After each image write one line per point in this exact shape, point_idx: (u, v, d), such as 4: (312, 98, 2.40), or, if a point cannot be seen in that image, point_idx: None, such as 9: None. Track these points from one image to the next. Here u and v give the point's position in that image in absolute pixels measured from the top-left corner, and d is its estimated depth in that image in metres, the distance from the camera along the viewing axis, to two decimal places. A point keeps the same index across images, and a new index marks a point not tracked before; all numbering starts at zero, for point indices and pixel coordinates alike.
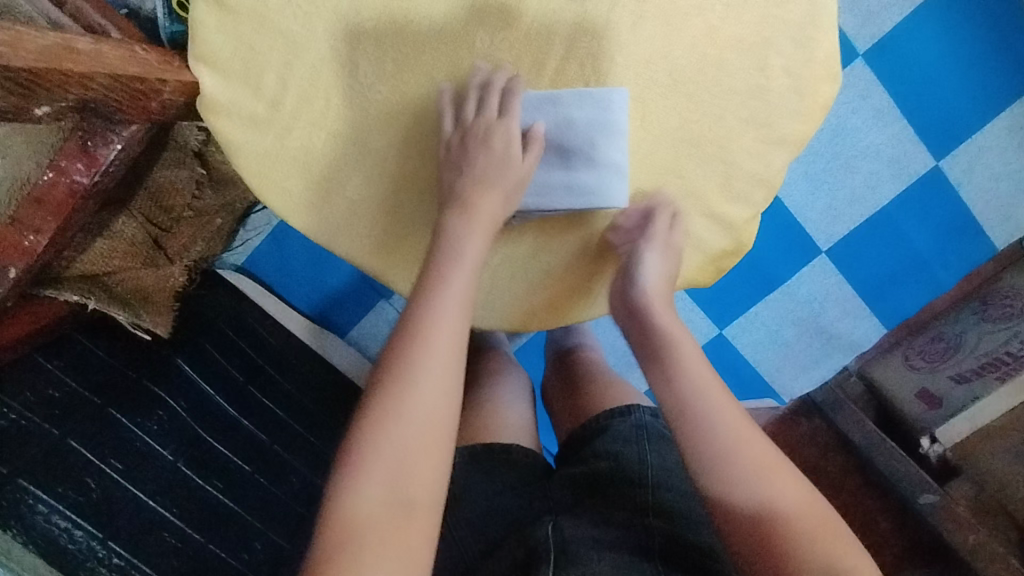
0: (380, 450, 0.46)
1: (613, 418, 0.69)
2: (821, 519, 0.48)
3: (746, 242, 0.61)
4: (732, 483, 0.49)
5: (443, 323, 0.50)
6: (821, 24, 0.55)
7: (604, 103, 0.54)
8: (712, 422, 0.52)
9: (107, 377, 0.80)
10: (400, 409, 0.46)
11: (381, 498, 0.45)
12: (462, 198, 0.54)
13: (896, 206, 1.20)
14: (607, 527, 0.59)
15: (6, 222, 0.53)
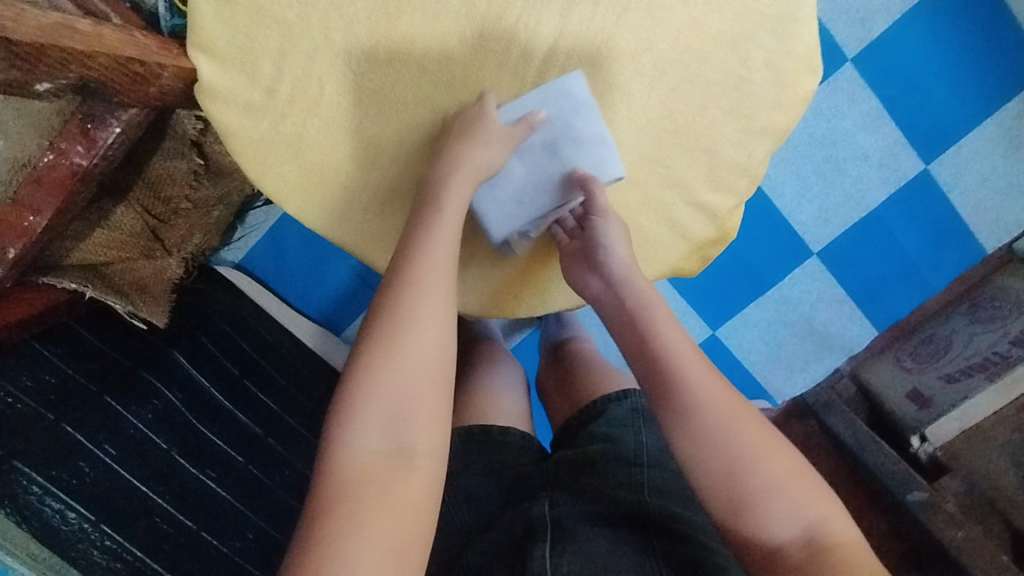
0: (374, 402, 0.48)
1: (610, 402, 0.71)
2: (798, 479, 0.50)
3: (729, 231, 0.63)
4: (705, 443, 0.50)
5: (429, 280, 0.52)
6: (800, 18, 0.57)
7: (565, 86, 0.55)
8: (694, 386, 0.52)
9: (102, 366, 0.81)
10: (391, 363, 0.48)
11: (377, 447, 0.47)
12: (442, 164, 0.55)
13: (886, 209, 1.23)
14: (601, 504, 0.60)
15: (7, 203, 0.54)
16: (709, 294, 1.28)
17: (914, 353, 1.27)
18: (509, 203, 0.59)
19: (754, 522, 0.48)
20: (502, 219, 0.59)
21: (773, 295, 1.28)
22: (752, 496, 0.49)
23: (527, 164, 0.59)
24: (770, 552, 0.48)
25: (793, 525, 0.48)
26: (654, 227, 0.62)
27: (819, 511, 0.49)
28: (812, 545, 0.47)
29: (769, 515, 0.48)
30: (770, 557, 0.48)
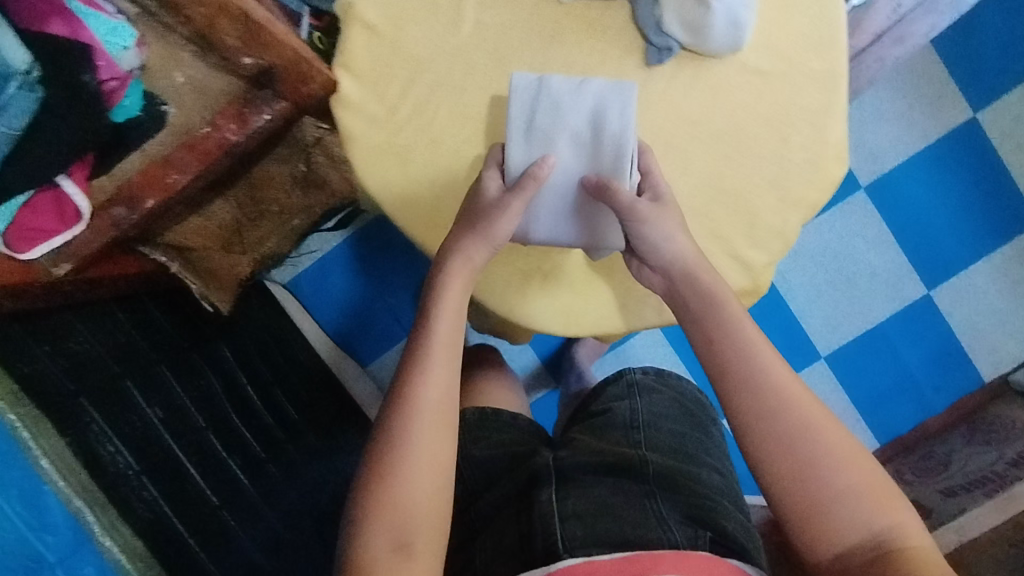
0: (382, 509, 0.56)
1: (608, 383, 0.84)
2: (881, 495, 0.55)
3: (761, 284, 0.72)
4: (779, 449, 0.56)
5: (426, 390, 0.60)
6: (834, 116, 0.69)
7: (519, 86, 0.65)
8: (770, 394, 0.58)
9: (164, 340, 0.87)
10: (397, 471, 0.57)
11: (386, 547, 0.55)
12: (437, 281, 0.65)
13: (891, 324, 1.33)
14: (601, 454, 0.70)
15: (159, 161, 0.63)
16: None
17: (913, 466, 1.30)
18: (575, 224, 0.67)
19: (825, 528, 0.54)
20: (586, 235, 0.68)
21: None
22: (824, 507, 0.55)
23: (563, 175, 0.66)
24: (836, 553, 0.54)
25: (860, 529, 0.54)
26: None
27: (889, 517, 0.54)
28: (875, 550, 0.53)
29: (837, 521, 0.54)
30: (835, 557, 0.54)
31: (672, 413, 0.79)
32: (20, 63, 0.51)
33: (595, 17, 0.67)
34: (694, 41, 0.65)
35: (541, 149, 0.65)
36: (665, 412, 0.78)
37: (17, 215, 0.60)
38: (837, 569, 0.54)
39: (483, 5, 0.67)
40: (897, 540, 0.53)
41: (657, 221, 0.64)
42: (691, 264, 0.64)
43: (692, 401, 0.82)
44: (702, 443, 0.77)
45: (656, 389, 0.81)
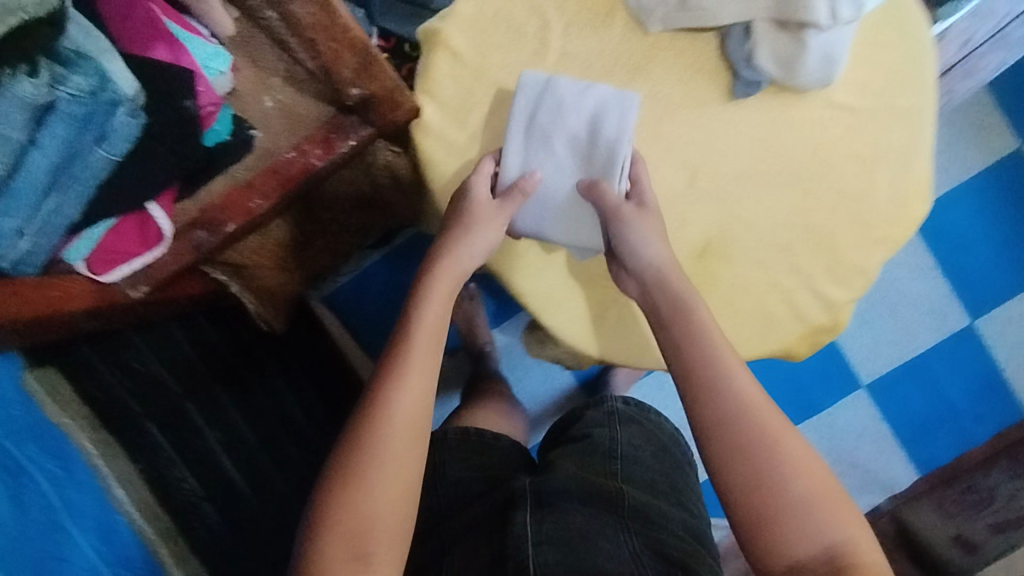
0: (343, 515, 0.52)
1: (586, 408, 0.81)
2: (831, 501, 0.53)
3: (840, 321, 0.71)
4: (739, 452, 0.54)
5: (400, 392, 0.57)
6: (920, 154, 0.69)
7: (526, 84, 0.65)
8: (736, 406, 0.56)
9: (219, 359, 0.83)
10: (363, 477, 0.53)
11: (344, 557, 0.51)
12: (421, 289, 0.64)
13: (934, 354, 1.31)
14: (584, 483, 0.66)
15: (241, 185, 0.63)
16: None
17: (955, 500, 1.30)
18: (560, 224, 0.67)
19: (778, 539, 0.52)
20: (568, 236, 0.67)
21: (821, 422, 1.32)
22: (782, 520, 0.52)
23: (557, 174, 0.67)
24: (789, 566, 0.51)
25: (813, 543, 0.51)
26: (775, 305, 0.70)
27: (846, 531, 0.52)
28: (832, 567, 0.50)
29: (791, 532, 0.52)
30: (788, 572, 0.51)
31: (649, 448, 0.76)
32: (132, 92, 0.46)
33: (683, 50, 0.67)
34: (784, 75, 0.63)
35: (538, 145, 0.66)
36: (644, 446, 0.76)
37: (101, 238, 0.59)
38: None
39: (569, 35, 0.67)
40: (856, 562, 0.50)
41: (640, 224, 0.64)
42: (665, 271, 0.64)
43: (669, 438, 0.80)
44: (677, 484, 0.73)
45: (636, 422, 0.79)
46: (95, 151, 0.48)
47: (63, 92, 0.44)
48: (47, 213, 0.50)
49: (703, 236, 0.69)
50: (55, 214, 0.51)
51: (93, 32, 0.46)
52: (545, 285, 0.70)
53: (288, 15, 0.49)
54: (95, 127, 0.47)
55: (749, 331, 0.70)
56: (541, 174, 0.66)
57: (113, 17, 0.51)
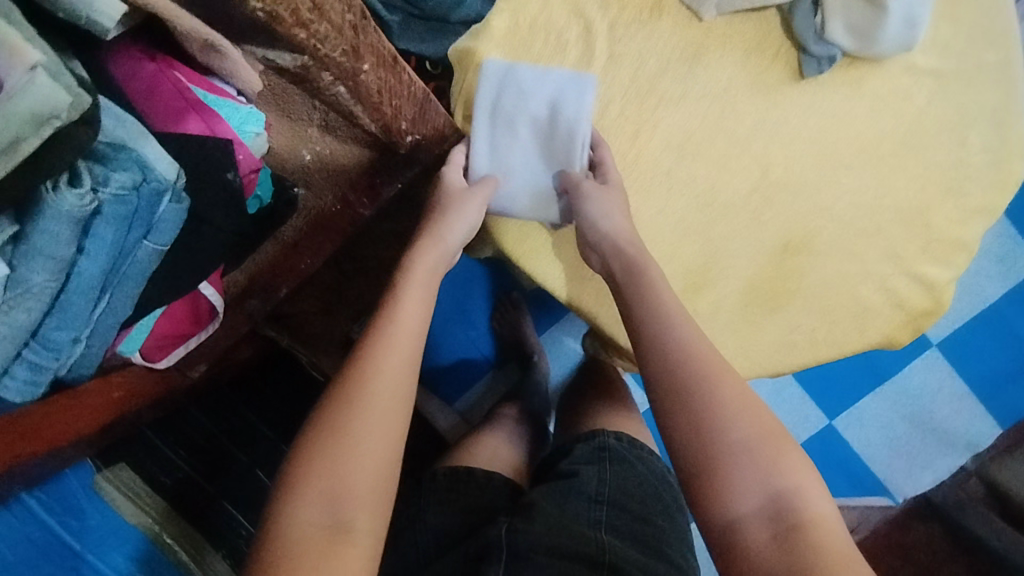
0: (316, 474, 0.44)
1: (577, 442, 0.76)
2: (772, 442, 0.47)
3: (944, 302, 0.66)
4: (680, 395, 0.49)
5: (384, 354, 0.50)
6: (1013, 112, 0.63)
7: (486, 73, 0.59)
8: (676, 350, 0.51)
9: (274, 412, 0.79)
10: (345, 433, 0.45)
11: (318, 524, 0.42)
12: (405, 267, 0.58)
13: (1005, 302, 1.25)
14: (561, 535, 0.61)
15: (289, 246, 0.59)
16: (828, 382, 1.26)
17: None
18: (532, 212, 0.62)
19: (723, 490, 0.46)
20: (536, 213, 0.62)
21: (893, 388, 1.27)
22: (727, 469, 0.46)
23: (524, 162, 0.61)
24: (728, 523, 0.45)
25: (758, 493, 0.45)
26: (871, 294, 0.64)
27: (792, 480, 0.45)
28: (779, 521, 0.43)
29: (732, 478, 0.46)
30: (728, 528, 0.45)
31: (642, 492, 0.69)
32: (174, 176, 0.42)
33: (743, 36, 0.61)
34: (859, 46, 0.58)
35: (502, 137, 0.60)
36: (635, 489, 0.69)
37: (154, 326, 0.54)
38: (730, 542, 0.45)
39: (616, 37, 0.61)
40: (808, 513, 0.44)
41: (605, 198, 0.58)
42: (628, 240, 0.57)
43: (663, 482, 0.73)
44: (666, 535, 0.66)
45: (627, 460, 0.73)
46: (142, 246, 0.45)
47: (106, 193, 0.39)
48: (100, 314, 0.46)
49: (786, 231, 0.63)
50: (108, 314, 0.47)
51: (128, 121, 0.42)
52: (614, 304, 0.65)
53: (358, 84, 0.39)
54: (142, 221, 0.43)
55: (843, 325, 0.65)
56: (510, 166, 0.61)
57: (136, 94, 0.46)
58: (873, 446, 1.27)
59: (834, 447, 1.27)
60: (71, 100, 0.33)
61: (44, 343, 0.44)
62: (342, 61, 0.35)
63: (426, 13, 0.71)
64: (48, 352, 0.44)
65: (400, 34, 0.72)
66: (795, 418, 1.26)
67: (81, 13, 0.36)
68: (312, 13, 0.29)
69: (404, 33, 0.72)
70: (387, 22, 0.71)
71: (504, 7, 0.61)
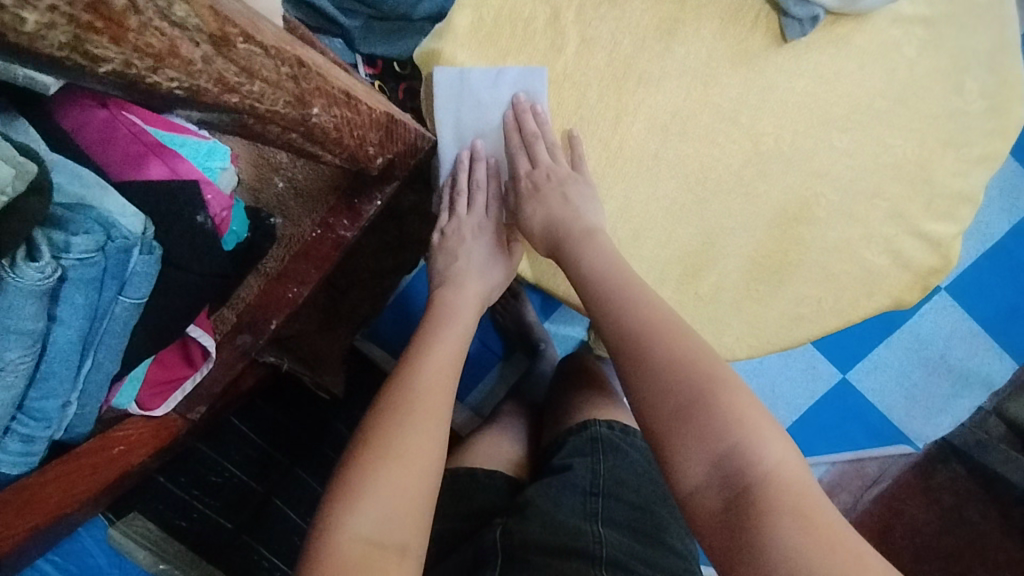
0: (367, 491, 0.45)
1: (570, 433, 0.75)
2: (710, 387, 0.46)
3: (952, 258, 0.63)
4: (636, 367, 0.49)
5: (428, 389, 0.51)
6: (1010, 52, 0.60)
7: (440, 83, 0.58)
8: (636, 326, 0.51)
9: (285, 436, 0.79)
10: (394, 448, 0.47)
11: (372, 538, 0.43)
12: (441, 309, 0.60)
13: (1010, 238, 1.23)
14: (557, 532, 0.61)
15: (275, 277, 0.57)
16: (841, 339, 1.25)
17: None
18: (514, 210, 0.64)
19: (673, 462, 0.46)
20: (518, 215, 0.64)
21: (904, 335, 1.25)
22: (678, 434, 0.46)
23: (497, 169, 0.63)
24: (689, 492, 0.46)
25: (703, 459, 0.44)
26: (875, 257, 0.62)
27: (739, 433, 0.44)
28: (728, 488, 0.43)
29: (681, 445, 0.45)
30: (687, 498, 0.45)
31: (638, 481, 0.69)
32: (140, 228, 0.40)
33: (719, 5, 0.58)
34: (842, 3, 0.55)
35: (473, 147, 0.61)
36: (630, 480, 0.69)
37: (144, 374, 0.53)
38: (689, 511, 0.45)
39: (586, 20, 0.58)
40: (762, 471, 0.42)
41: (568, 195, 0.59)
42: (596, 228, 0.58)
43: (656, 467, 0.73)
44: (663, 522, 0.67)
45: (620, 449, 0.72)
46: (118, 302, 0.43)
47: (70, 259, 0.38)
48: (86, 374, 0.45)
49: (783, 203, 0.61)
50: (94, 372, 0.46)
51: (81, 173, 0.40)
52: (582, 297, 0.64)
53: (313, 130, 0.38)
54: (113, 278, 0.41)
55: (851, 290, 0.63)
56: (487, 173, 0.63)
57: (92, 145, 0.45)
58: (889, 396, 1.26)
59: (849, 401, 1.26)
60: (13, 172, 0.32)
61: (32, 414, 0.43)
62: (289, 113, 0.35)
63: (387, 14, 0.70)
64: (38, 422, 0.43)
65: (353, 38, 0.70)
66: (805, 378, 1.25)
67: (13, 72, 0.33)
68: (240, 76, 0.30)
69: (358, 36, 0.70)
70: (347, 29, 0.69)
71: (465, 3, 0.58)
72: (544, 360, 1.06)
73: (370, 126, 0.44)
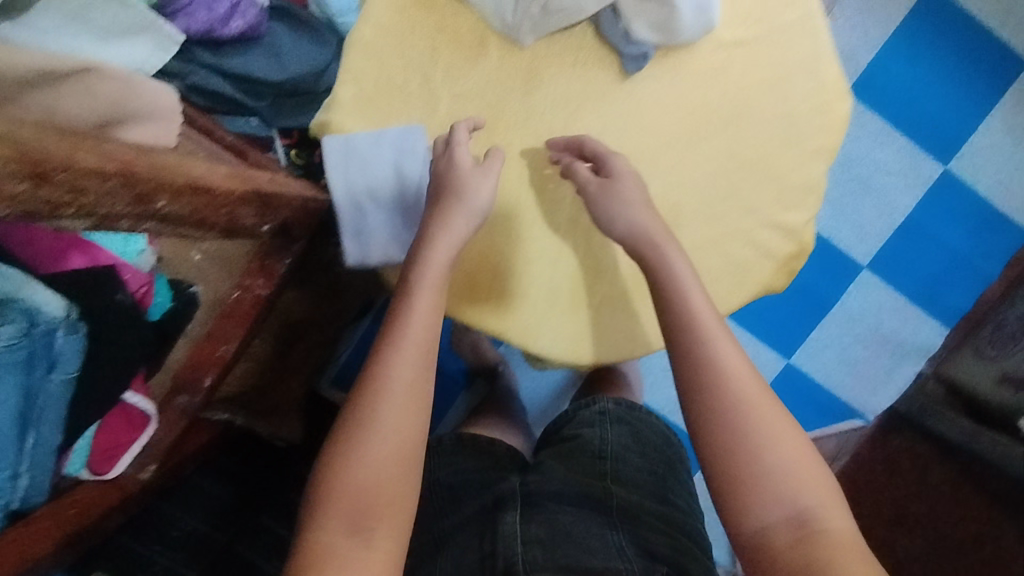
0: (337, 498, 0.50)
1: (577, 409, 0.81)
2: (802, 462, 0.52)
3: (808, 242, 0.71)
4: (712, 415, 0.53)
5: (396, 390, 0.52)
6: (824, 59, 0.69)
7: (330, 150, 0.64)
8: (714, 367, 0.54)
9: (252, 486, 0.86)
10: (360, 452, 0.51)
11: (342, 536, 0.49)
12: (412, 278, 0.57)
13: (920, 213, 1.29)
14: (571, 484, 0.68)
15: (203, 338, 0.64)
16: (769, 316, 1.30)
17: (991, 341, 1.30)
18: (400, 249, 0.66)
19: (753, 505, 0.51)
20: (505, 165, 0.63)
21: (837, 315, 1.31)
22: (758, 486, 0.51)
23: (384, 222, 0.66)
24: (757, 532, 0.51)
25: (785, 507, 0.51)
26: (742, 251, 0.70)
27: (815, 497, 0.51)
28: (801, 529, 0.50)
29: (764, 495, 0.51)
30: (757, 536, 0.51)
31: (643, 449, 0.77)
32: (60, 312, 0.48)
33: (564, 53, 0.67)
34: (664, 37, 0.64)
35: (363, 201, 0.65)
36: (636, 446, 0.76)
37: (93, 441, 0.61)
38: (762, 548, 0.51)
39: (452, 80, 0.66)
40: (825, 531, 0.50)
41: (627, 193, 0.62)
42: (656, 227, 0.60)
43: (663, 437, 0.80)
44: (667, 483, 0.74)
45: (628, 422, 0.80)
46: (51, 378, 0.49)
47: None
48: (32, 448, 0.51)
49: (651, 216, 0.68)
50: (39, 447, 0.52)
51: (9, 273, 0.48)
52: (612, 293, 0.69)
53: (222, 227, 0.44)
54: (42, 359, 0.48)
55: (727, 283, 0.70)
56: (377, 224, 0.66)
57: (18, 246, 0.52)
58: (832, 373, 1.33)
59: (797, 383, 1.33)
60: None
61: None
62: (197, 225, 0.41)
63: (291, 90, 0.78)
64: None
65: (263, 117, 0.78)
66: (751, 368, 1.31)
67: None
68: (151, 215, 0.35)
69: (268, 115, 0.79)
70: (257, 110, 0.77)
71: (345, 78, 0.66)
72: (501, 382, 1.12)
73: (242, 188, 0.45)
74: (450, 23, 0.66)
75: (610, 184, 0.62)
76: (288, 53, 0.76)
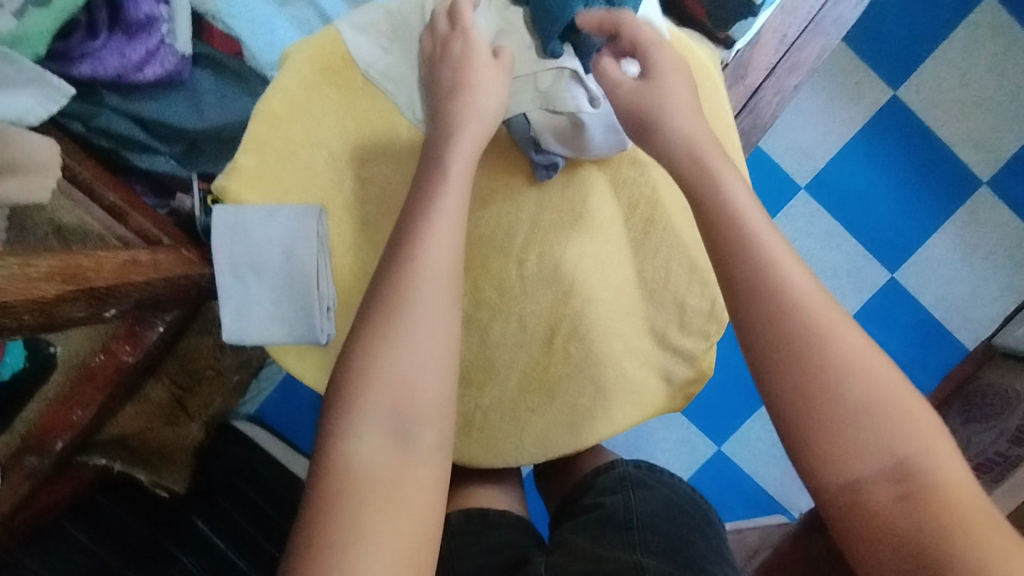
0: (375, 398, 0.47)
1: (598, 474, 0.79)
2: (892, 394, 0.43)
3: (707, 369, 0.69)
4: (779, 353, 0.45)
5: (428, 281, 0.51)
6: None
7: (217, 222, 0.62)
8: (777, 292, 0.47)
9: (129, 537, 0.82)
10: (393, 348, 0.48)
11: (380, 444, 0.46)
12: (437, 181, 0.56)
13: (864, 316, 1.28)
14: (591, 561, 0.62)
15: (57, 399, 0.62)
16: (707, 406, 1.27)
17: None
18: (279, 332, 0.64)
19: (844, 458, 0.42)
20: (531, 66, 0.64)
21: None
22: (843, 429, 0.43)
23: (266, 301, 0.64)
24: (848, 483, 0.42)
25: (879, 455, 0.42)
26: (637, 369, 0.68)
27: (915, 443, 0.42)
28: (904, 484, 0.41)
29: (854, 441, 0.42)
30: (847, 492, 0.42)
31: (666, 512, 0.71)
32: None
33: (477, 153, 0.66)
34: (575, 152, 0.64)
35: (247, 279, 0.64)
36: (661, 511, 0.71)
37: None
38: (851, 507, 0.42)
39: (359, 162, 0.65)
40: (937, 487, 0.40)
41: (674, 98, 0.59)
42: (705, 141, 0.56)
43: (684, 498, 0.75)
44: (700, 549, 0.67)
45: (651, 486, 0.75)
46: None
47: None
48: None
49: (547, 325, 0.67)
50: None
51: None
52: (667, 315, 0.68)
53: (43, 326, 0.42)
54: None
55: (620, 402, 0.67)
56: (258, 303, 0.64)
57: None
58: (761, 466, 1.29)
59: (725, 471, 1.30)
60: None
61: None
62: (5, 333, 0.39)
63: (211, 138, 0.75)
64: None
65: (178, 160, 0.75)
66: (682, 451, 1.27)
67: None
68: None
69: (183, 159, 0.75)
70: (168, 154, 0.74)
71: (248, 146, 0.63)
72: None
73: (48, 277, 0.42)
74: (365, 104, 0.65)
75: (652, 87, 0.59)
76: (208, 98, 0.73)
